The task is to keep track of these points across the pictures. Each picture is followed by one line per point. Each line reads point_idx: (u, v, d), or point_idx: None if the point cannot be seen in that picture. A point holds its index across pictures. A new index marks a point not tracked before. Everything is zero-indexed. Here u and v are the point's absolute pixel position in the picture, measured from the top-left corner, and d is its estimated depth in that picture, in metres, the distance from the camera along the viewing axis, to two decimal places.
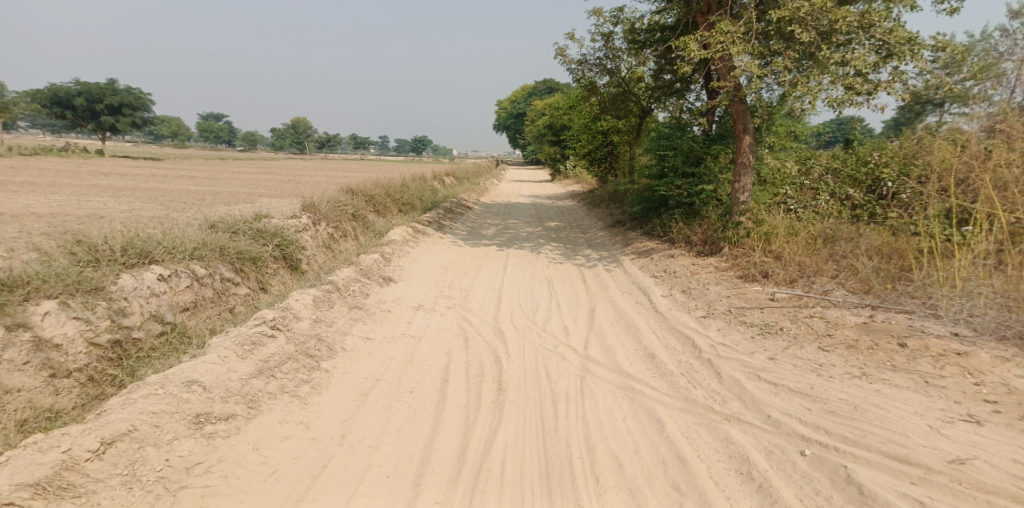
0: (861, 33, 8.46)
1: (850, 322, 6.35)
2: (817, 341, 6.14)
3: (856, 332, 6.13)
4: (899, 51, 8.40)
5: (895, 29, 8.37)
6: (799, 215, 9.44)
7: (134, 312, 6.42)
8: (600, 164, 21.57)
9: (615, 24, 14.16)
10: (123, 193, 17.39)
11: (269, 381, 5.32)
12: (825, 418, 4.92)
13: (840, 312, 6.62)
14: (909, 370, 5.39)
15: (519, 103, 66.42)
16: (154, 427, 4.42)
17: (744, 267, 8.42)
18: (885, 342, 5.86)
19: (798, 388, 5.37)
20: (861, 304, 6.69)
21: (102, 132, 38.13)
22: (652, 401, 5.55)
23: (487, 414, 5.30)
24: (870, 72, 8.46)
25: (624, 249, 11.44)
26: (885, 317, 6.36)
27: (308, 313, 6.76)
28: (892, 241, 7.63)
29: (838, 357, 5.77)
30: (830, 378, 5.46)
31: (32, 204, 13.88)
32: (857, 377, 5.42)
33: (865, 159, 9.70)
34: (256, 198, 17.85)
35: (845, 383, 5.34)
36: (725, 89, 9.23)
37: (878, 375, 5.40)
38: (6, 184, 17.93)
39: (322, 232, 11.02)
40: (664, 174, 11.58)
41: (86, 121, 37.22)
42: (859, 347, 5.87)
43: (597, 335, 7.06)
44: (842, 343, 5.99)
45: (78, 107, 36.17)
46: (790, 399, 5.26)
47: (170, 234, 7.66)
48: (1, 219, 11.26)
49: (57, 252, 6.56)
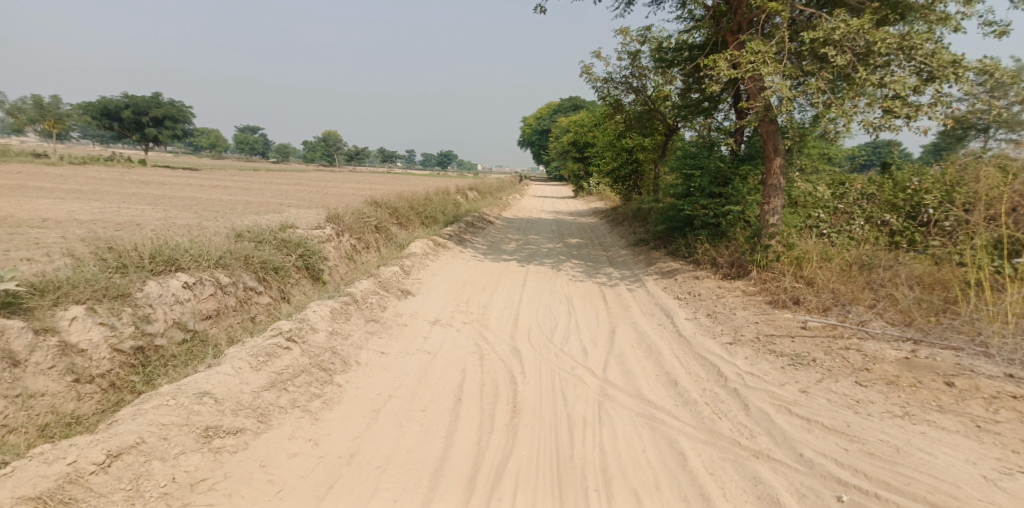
0: (900, 55, 8.22)
1: (890, 356, 6.06)
2: (853, 374, 5.88)
3: (897, 368, 5.84)
4: (941, 75, 8.12)
5: (938, 51, 8.09)
6: (832, 241, 9.16)
7: (157, 319, 6.42)
8: (624, 182, 21.36)
9: (642, 43, 14.08)
10: (159, 202, 17.76)
11: (282, 395, 5.24)
12: (864, 461, 4.70)
13: (878, 344, 6.33)
14: (958, 412, 5.12)
15: (546, 120, 66.52)
16: (162, 440, 4.36)
17: (773, 293, 8.16)
18: (929, 379, 5.57)
19: (833, 425, 5.16)
20: (902, 337, 6.39)
21: (146, 143, 39.27)
22: (673, 431, 5.34)
23: (500, 437, 5.14)
24: (909, 95, 8.18)
25: (648, 268, 11.22)
26: (929, 353, 6.04)
27: (325, 325, 6.69)
28: (935, 271, 7.35)
29: (877, 394, 5.52)
30: (868, 415, 5.23)
31: (72, 210, 14.19)
32: (898, 416, 5.18)
33: (903, 185, 9.37)
34: (285, 209, 18.05)
35: (885, 423, 5.10)
36: (755, 110, 9.04)
37: (923, 415, 5.14)
38: (52, 191, 18.50)
39: (345, 243, 11.02)
40: (689, 194, 11.43)
41: (131, 132, 38.37)
42: (901, 384, 5.60)
43: (618, 358, 6.86)
44: (881, 379, 5.73)
45: (124, 119, 37.29)
46: (825, 437, 5.04)
47: (197, 243, 7.70)
48: (44, 224, 11.53)
49: (89, 259, 6.62)
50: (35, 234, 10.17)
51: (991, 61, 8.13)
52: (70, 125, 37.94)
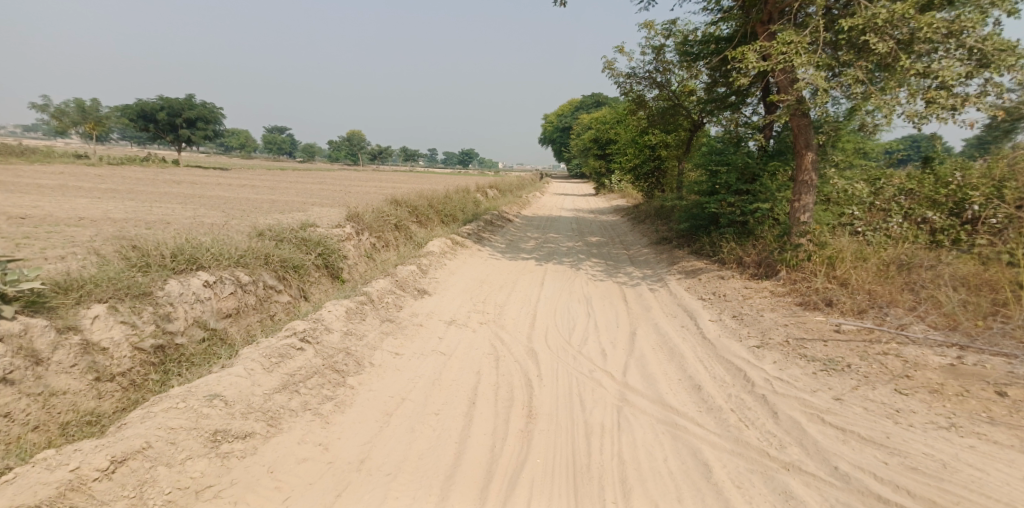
0: (948, 42, 7.93)
1: (933, 363, 5.84)
2: (893, 381, 5.67)
3: (941, 375, 5.64)
4: (994, 61, 7.76)
5: (991, 36, 7.77)
6: (868, 239, 8.83)
7: (178, 317, 6.39)
8: (646, 179, 21.00)
9: (667, 37, 13.81)
10: (189, 200, 17.96)
11: (293, 397, 5.17)
12: (907, 476, 4.55)
13: (920, 350, 6.08)
14: (1011, 425, 4.93)
15: (567, 118, 66.12)
16: (169, 444, 4.30)
17: (804, 294, 7.88)
18: (978, 388, 5.40)
19: (871, 436, 4.98)
20: (946, 342, 6.13)
21: (178, 143, 39.87)
22: (696, 440, 5.16)
23: (515, 443, 5.02)
24: (957, 84, 7.84)
25: (671, 267, 10.99)
26: (977, 359, 5.82)
27: (340, 326, 6.62)
28: (982, 272, 7.11)
29: (919, 403, 5.33)
30: (909, 427, 5.05)
31: (107, 209, 14.42)
32: (944, 428, 4.99)
33: (946, 180, 9.04)
34: (308, 207, 18.11)
35: (929, 434, 4.93)
36: (786, 103, 8.74)
37: (971, 427, 4.96)
38: (88, 190, 18.82)
39: (364, 242, 10.96)
40: (715, 191, 11.10)
41: (166, 133, 39.12)
42: (946, 392, 5.41)
43: (638, 361, 6.67)
44: (924, 387, 5.53)
45: (160, 121, 37.85)
46: (862, 449, 4.87)
47: (219, 241, 7.69)
48: (79, 223, 11.70)
49: (114, 257, 6.61)
50: (69, 233, 10.29)
51: None
52: (106, 126, 38.78)
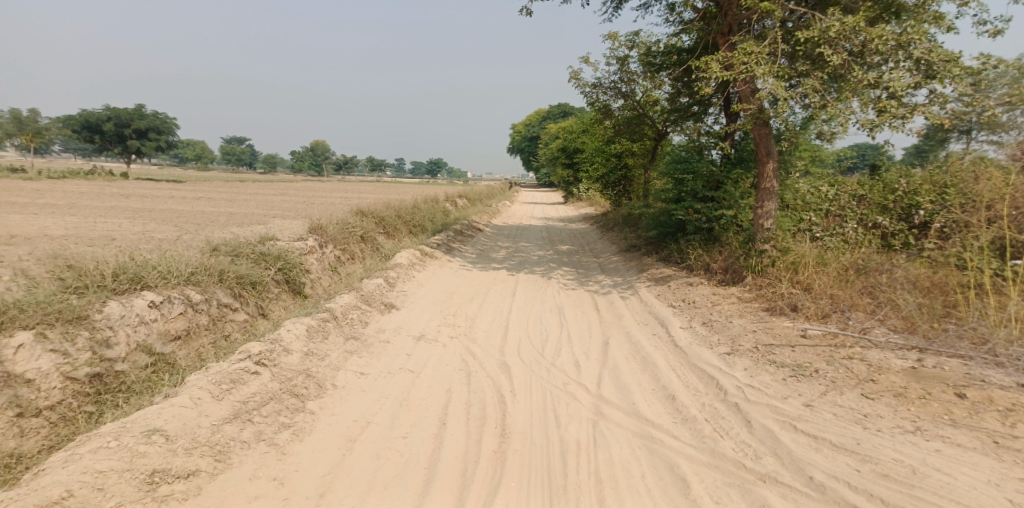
0: (897, 52, 7.84)
1: (896, 366, 5.75)
2: (859, 386, 5.55)
3: (904, 378, 5.54)
4: (940, 72, 7.77)
5: (935, 48, 7.74)
6: (827, 243, 8.85)
7: (118, 342, 5.92)
8: (613, 188, 20.98)
9: (630, 48, 13.77)
10: (138, 214, 17.17)
11: (245, 427, 4.77)
12: (880, 484, 4.40)
13: (883, 354, 5.99)
14: (973, 427, 4.84)
15: (533, 127, 66.22)
16: (96, 491, 3.89)
17: (770, 299, 7.80)
18: (939, 390, 5.29)
19: (842, 443, 4.84)
20: (906, 345, 6.05)
21: (126, 155, 38.45)
22: (673, 453, 4.94)
23: (488, 465, 4.73)
24: (905, 94, 7.86)
25: (640, 275, 10.86)
26: (936, 361, 5.74)
27: (300, 346, 6.23)
28: (932, 275, 7.20)
29: (886, 408, 5.22)
30: (878, 431, 4.92)
31: (47, 226, 13.63)
32: (910, 432, 4.88)
33: (892, 186, 9.15)
34: (269, 220, 17.50)
35: (897, 439, 4.81)
36: (749, 112, 8.68)
37: (936, 431, 4.85)
38: (28, 205, 17.88)
39: (328, 255, 10.56)
40: (681, 198, 11.02)
41: (114, 144, 37.67)
42: (909, 396, 5.31)
43: (612, 372, 6.45)
44: (889, 391, 5.43)
45: (106, 132, 36.53)
46: (834, 456, 4.72)
47: (167, 258, 7.24)
48: (14, 241, 11.00)
49: (45, 278, 6.13)
50: (3, 252, 9.64)
51: (987, 57, 7.82)
52: (49, 137, 37.21)
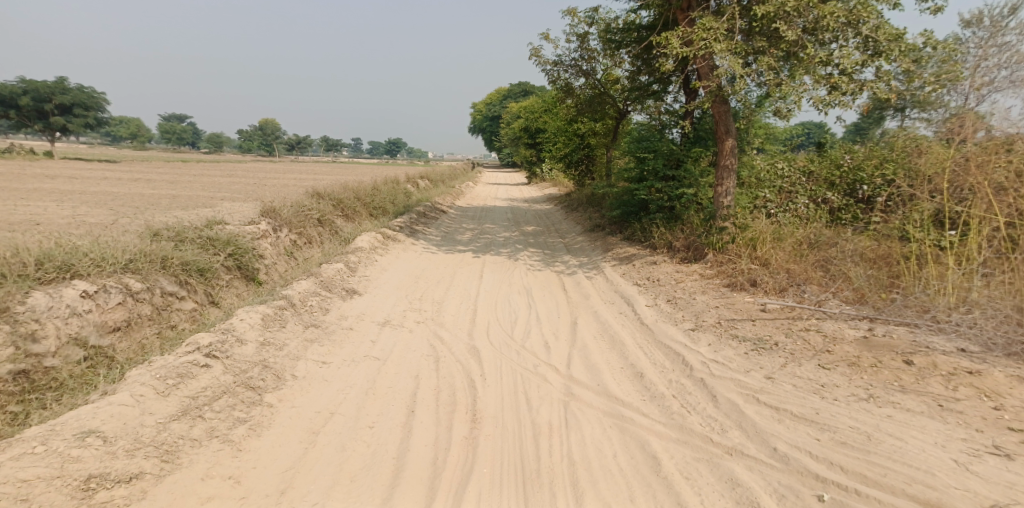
0: (847, 30, 7.81)
1: (849, 336, 5.75)
2: (816, 357, 5.54)
3: (857, 348, 5.54)
4: (886, 50, 7.78)
5: (883, 25, 7.74)
6: (781, 219, 8.88)
7: (47, 336, 5.52)
8: (575, 168, 20.88)
9: (591, 25, 13.54)
10: (70, 198, 16.26)
11: (195, 425, 4.47)
12: (837, 452, 4.35)
13: (837, 324, 6.00)
14: (919, 392, 4.85)
15: (495, 107, 65.50)
16: (18, 502, 3.55)
17: (730, 275, 7.78)
18: (888, 358, 5.29)
19: (802, 413, 4.79)
20: (858, 315, 6.08)
21: (50, 132, 36.31)
22: (644, 431, 4.85)
23: (459, 452, 4.55)
24: (854, 71, 7.85)
25: (605, 254, 10.77)
26: (885, 330, 5.76)
27: (254, 335, 5.90)
28: (878, 246, 7.28)
29: (841, 377, 5.20)
30: (834, 400, 4.89)
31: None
32: (864, 400, 4.86)
33: (837, 162, 9.25)
34: (220, 203, 16.80)
35: (852, 407, 4.78)
36: (708, 89, 8.57)
37: (887, 397, 4.85)
38: None
39: (283, 239, 10.14)
40: (643, 178, 10.91)
41: (34, 121, 35.44)
42: (862, 365, 5.30)
43: (580, 352, 6.33)
44: (843, 360, 5.41)
45: (24, 107, 34.32)
46: (795, 427, 4.67)
47: (101, 244, 6.79)
48: None
49: None
50: None
51: (931, 34, 7.83)
52: None
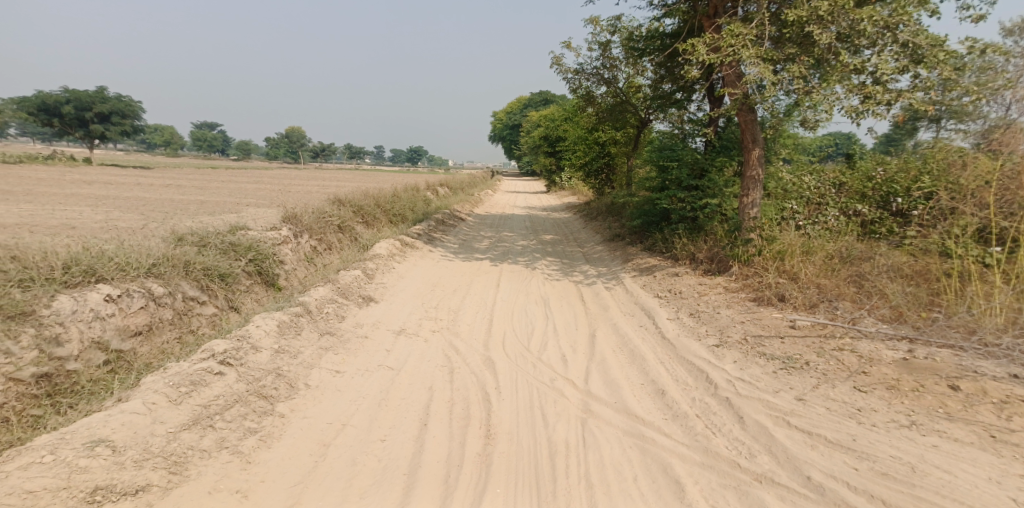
0: (884, 36, 7.56)
1: (887, 357, 5.52)
2: (851, 378, 5.32)
3: (896, 370, 5.31)
4: (926, 57, 7.51)
5: (922, 32, 7.49)
6: (810, 231, 8.62)
7: (70, 340, 5.52)
8: (596, 176, 20.71)
9: (613, 33, 13.41)
10: (103, 203, 16.55)
11: (206, 435, 4.40)
12: (878, 484, 4.14)
13: (873, 344, 5.77)
14: (968, 421, 4.61)
15: (515, 115, 65.58)
16: None
17: (756, 289, 7.57)
18: (932, 382, 5.07)
19: (837, 439, 4.59)
20: (896, 335, 5.84)
21: (89, 139, 37.23)
22: (665, 453, 4.68)
23: (473, 469, 4.42)
24: (890, 79, 7.60)
25: (625, 265, 10.59)
26: (927, 352, 5.52)
27: (269, 343, 5.85)
28: (916, 262, 7.02)
29: (879, 401, 4.98)
30: (873, 427, 4.68)
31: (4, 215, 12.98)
32: (905, 427, 4.64)
33: (869, 175, 9.01)
34: (243, 208, 16.95)
35: (892, 435, 4.56)
36: (734, 97, 8.37)
37: (932, 425, 4.62)
38: None
39: (304, 245, 10.14)
40: (665, 187, 10.72)
41: (74, 129, 36.34)
42: (902, 388, 5.08)
43: (599, 366, 6.17)
44: (881, 383, 5.19)
45: (65, 115, 35.20)
46: (831, 454, 4.47)
47: (126, 248, 6.81)
48: None
49: None
50: None
51: (974, 41, 7.54)
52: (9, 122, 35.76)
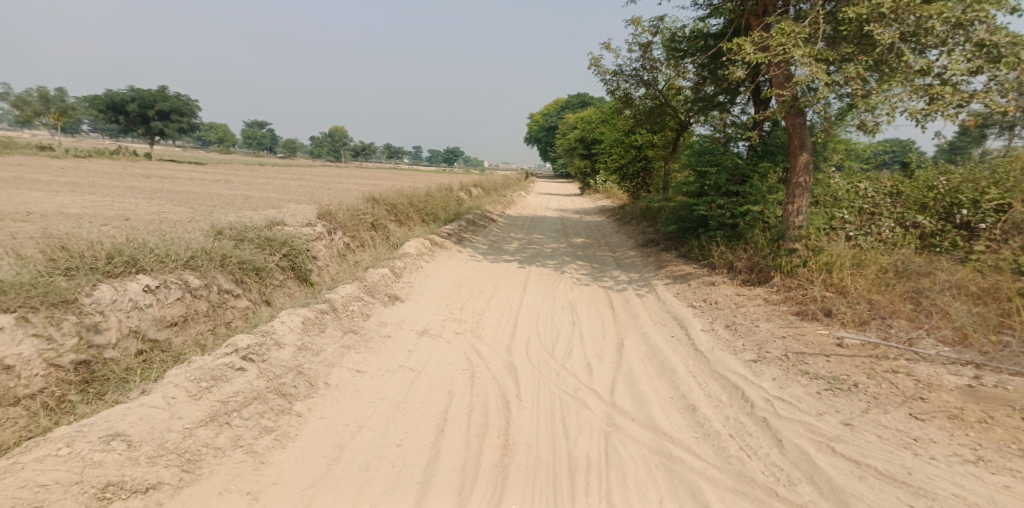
0: (955, 34, 7.18)
1: (949, 383, 5.19)
2: (906, 404, 5.01)
3: (959, 398, 4.98)
4: (1004, 56, 7.07)
5: (1000, 29, 7.08)
6: (861, 243, 8.23)
7: (108, 328, 5.59)
8: (632, 180, 20.38)
9: (655, 34, 13.14)
10: (154, 195, 17.01)
11: (222, 432, 4.38)
12: None
13: (933, 368, 5.43)
14: None
15: (552, 117, 65.35)
16: None
17: (800, 302, 7.23)
18: (1002, 414, 4.72)
19: (889, 471, 4.30)
20: (960, 360, 5.48)
21: (147, 135, 38.55)
22: (694, 475, 4.46)
23: (488, 482, 4.29)
24: (959, 81, 7.22)
25: (659, 271, 10.32)
26: (995, 380, 5.16)
27: (294, 339, 5.82)
28: (980, 279, 6.61)
29: (939, 431, 4.66)
30: (931, 460, 4.37)
31: (60, 203, 13.50)
32: (971, 462, 4.31)
33: (930, 184, 8.57)
34: (284, 204, 17.27)
35: (954, 470, 4.25)
36: (782, 99, 8.03)
37: (1002, 462, 4.28)
38: (46, 183, 17.87)
39: (337, 242, 10.16)
40: (704, 192, 10.41)
41: (135, 125, 37.72)
42: (967, 419, 4.74)
43: (626, 377, 5.96)
44: (942, 412, 4.86)
45: (129, 112, 36.62)
46: (882, 488, 4.19)
47: (167, 240, 6.89)
48: (25, 219, 10.85)
49: (35, 257, 5.78)
50: (10, 228, 9.41)
51: None
52: (74, 116, 37.31)
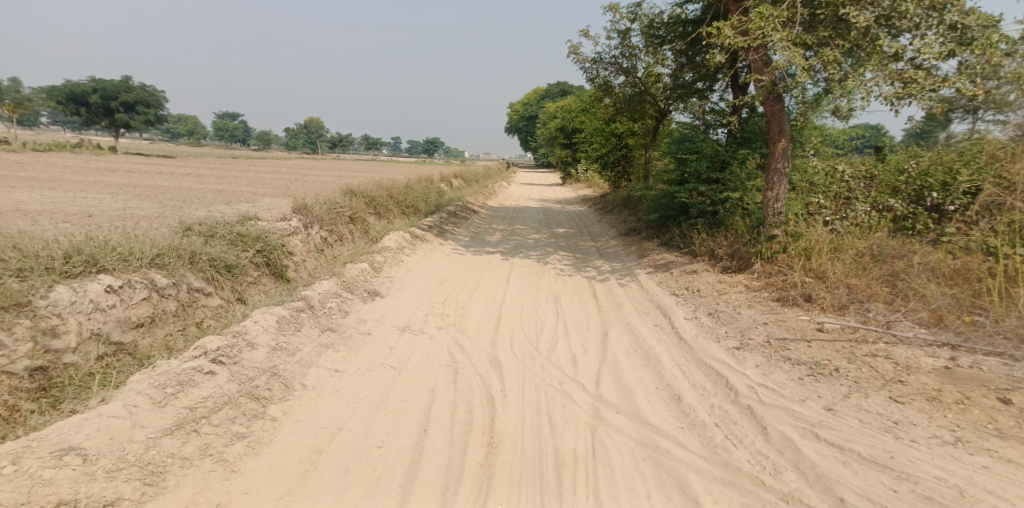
0: (931, 16, 7.10)
1: (927, 365, 5.13)
2: (886, 388, 4.94)
3: (937, 380, 4.92)
4: (977, 38, 7.04)
5: (975, 11, 7.02)
6: (838, 227, 8.20)
7: (67, 332, 5.31)
8: (613, 169, 20.26)
9: (632, 21, 12.97)
10: (122, 191, 16.49)
11: (188, 441, 4.16)
12: None
13: (911, 351, 5.37)
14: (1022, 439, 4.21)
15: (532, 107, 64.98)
16: None
17: (780, 288, 7.16)
18: (978, 395, 4.67)
19: (872, 456, 4.22)
20: (937, 342, 5.43)
21: (114, 129, 37.49)
22: (682, 467, 4.34)
23: (473, 482, 4.12)
24: (932, 65, 7.18)
25: (640, 260, 10.22)
26: (972, 361, 5.11)
27: (267, 339, 5.58)
28: (953, 260, 6.58)
29: (919, 414, 4.60)
30: (912, 442, 4.30)
31: (22, 200, 12.98)
32: (950, 444, 4.25)
33: (901, 168, 8.55)
34: (260, 198, 16.88)
35: (934, 452, 4.18)
36: (759, 85, 7.90)
37: (980, 443, 4.22)
38: (7, 179, 17.23)
39: (314, 236, 9.88)
40: (684, 180, 10.31)
41: (101, 118, 36.67)
42: (944, 401, 4.68)
43: (612, 368, 5.82)
44: (921, 394, 4.80)
45: (93, 104, 35.54)
46: (865, 473, 4.11)
47: (132, 238, 6.58)
48: None
49: None
50: None
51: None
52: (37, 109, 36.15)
